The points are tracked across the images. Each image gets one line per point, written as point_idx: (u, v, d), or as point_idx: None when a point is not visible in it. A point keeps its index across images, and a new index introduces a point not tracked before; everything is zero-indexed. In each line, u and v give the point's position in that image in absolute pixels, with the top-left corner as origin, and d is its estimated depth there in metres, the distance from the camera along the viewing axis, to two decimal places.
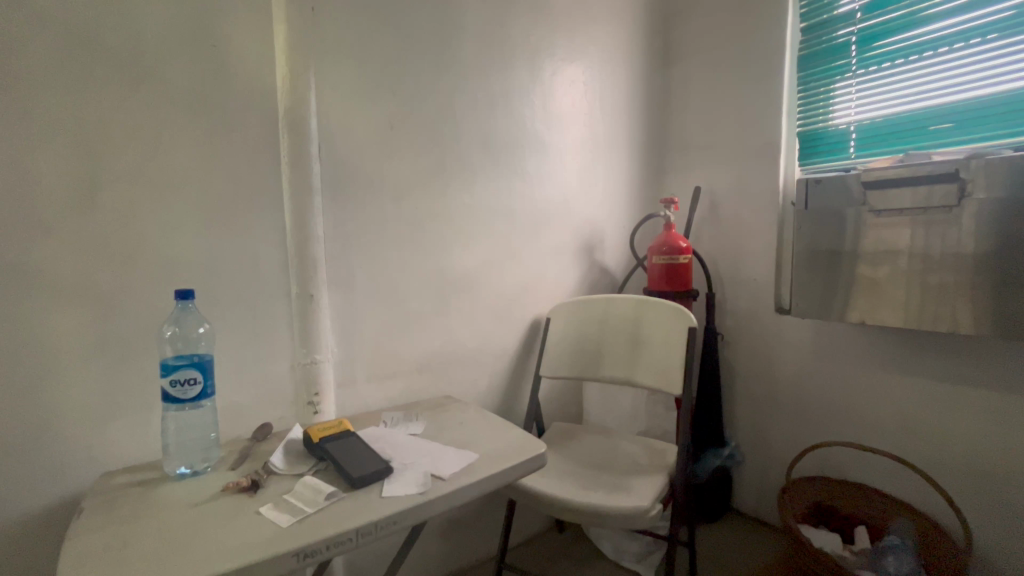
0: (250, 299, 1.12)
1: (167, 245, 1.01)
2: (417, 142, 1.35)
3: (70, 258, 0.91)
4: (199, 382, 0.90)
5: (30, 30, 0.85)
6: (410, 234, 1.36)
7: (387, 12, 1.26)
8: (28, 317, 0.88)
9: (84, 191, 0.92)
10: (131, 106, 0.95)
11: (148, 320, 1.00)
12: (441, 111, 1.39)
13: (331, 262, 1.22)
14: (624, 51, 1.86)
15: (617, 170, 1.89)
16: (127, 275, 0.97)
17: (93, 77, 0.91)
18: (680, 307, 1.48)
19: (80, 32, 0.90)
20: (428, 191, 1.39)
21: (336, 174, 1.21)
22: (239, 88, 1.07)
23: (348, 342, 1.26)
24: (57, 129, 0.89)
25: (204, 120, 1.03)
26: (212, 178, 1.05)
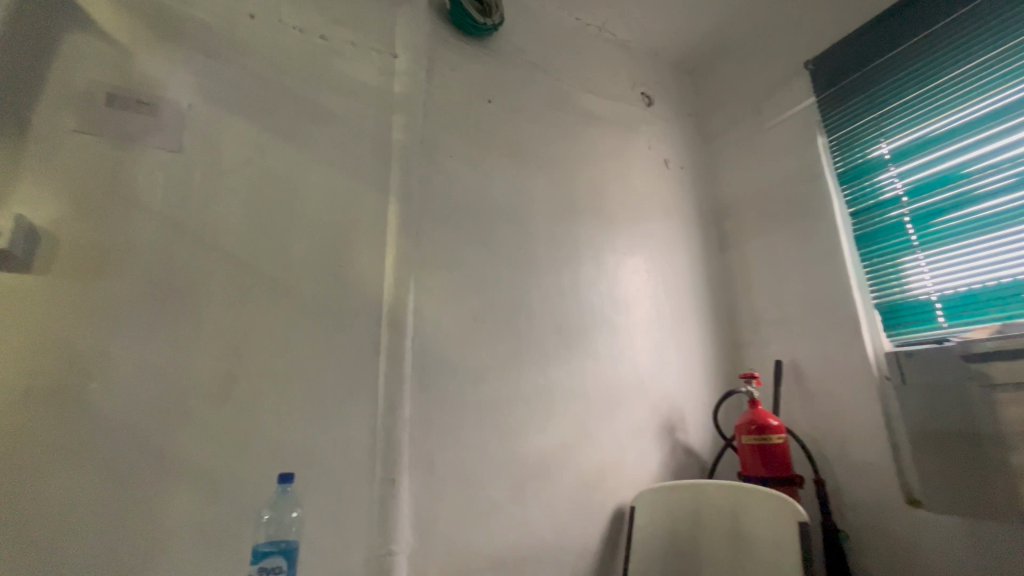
0: (338, 483, 1.18)
1: (278, 429, 1.14)
2: (496, 331, 1.50)
3: (200, 443, 1.06)
4: (282, 571, 0.97)
5: (218, 266, 1.16)
6: (487, 416, 1.42)
7: (474, 229, 1.55)
8: (153, 497, 0.99)
9: (224, 384, 1.11)
10: (273, 315, 1.20)
11: (250, 504, 1.07)
12: (517, 304, 1.57)
13: (413, 445, 1.28)
14: (681, 241, 2.06)
15: (689, 346, 1.92)
16: (240, 458, 1.09)
17: (251, 295, 1.18)
18: (781, 495, 1.32)
19: (250, 265, 1.20)
20: (506, 374, 1.48)
21: (424, 361, 1.36)
22: (354, 295, 1.31)
23: (424, 530, 1.24)
24: (218, 335, 1.13)
25: (324, 322, 1.25)
26: (322, 369, 1.22)
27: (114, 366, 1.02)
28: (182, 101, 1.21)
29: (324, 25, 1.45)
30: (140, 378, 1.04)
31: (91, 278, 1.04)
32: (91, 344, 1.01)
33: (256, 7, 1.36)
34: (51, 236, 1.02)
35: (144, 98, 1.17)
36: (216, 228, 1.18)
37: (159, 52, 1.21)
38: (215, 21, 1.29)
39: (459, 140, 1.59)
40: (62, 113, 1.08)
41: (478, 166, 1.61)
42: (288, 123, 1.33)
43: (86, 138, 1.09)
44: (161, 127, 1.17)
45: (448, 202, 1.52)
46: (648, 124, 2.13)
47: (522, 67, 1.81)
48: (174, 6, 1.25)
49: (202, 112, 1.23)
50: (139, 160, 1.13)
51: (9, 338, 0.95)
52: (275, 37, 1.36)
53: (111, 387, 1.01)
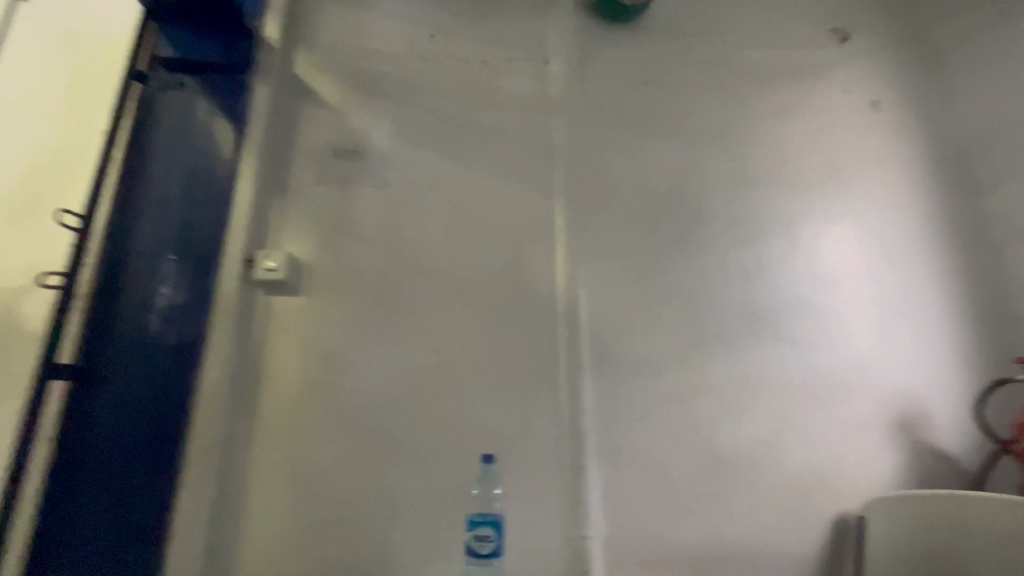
0: (532, 468, 1.27)
1: (477, 418, 1.28)
2: (674, 320, 1.44)
3: (419, 427, 1.26)
4: (492, 539, 1.11)
5: (419, 278, 1.37)
6: (672, 408, 1.37)
7: (640, 218, 1.51)
8: (391, 470, 1.22)
9: (433, 378, 1.30)
10: (465, 316, 1.36)
11: (461, 482, 1.24)
12: (695, 290, 1.47)
13: (598, 435, 1.32)
14: (905, 198, 1.67)
15: (929, 327, 1.54)
16: (450, 440, 1.26)
17: (446, 301, 1.36)
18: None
19: (444, 274, 1.38)
20: (689, 365, 1.41)
21: (602, 354, 1.38)
22: (531, 294, 1.40)
23: (615, 520, 1.26)
24: (424, 336, 1.33)
25: (507, 320, 1.37)
26: (510, 363, 1.34)
27: (355, 364, 1.29)
28: (382, 145, 1.46)
29: (483, 51, 1.59)
30: (374, 373, 1.29)
31: (335, 296, 1.33)
32: (339, 347, 1.29)
33: (429, 51, 1.56)
34: (308, 267, 1.34)
35: (357, 149, 1.45)
36: (416, 246, 1.39)
37: (363, 109, 1.48)
38: (400, 73, 1.53)
39: (618, 130, 1.58)
40: (306, 172, 1.41)
41: (639, 153, 1.57)
42: (462, 147, 1.49)
43: (322, 188, 1.41)
44: (369, 169, 1.44)
45: (611, 195, 1.51)
46: (844, 65, 1.78)
47: (678, 39, 1.70)
48: (371, 68, 1.52)
49: (397, 150, 1.46)
50: (357, 199, 1.41)
51: (290, 345, 1.28)
52: (445, 73, 1.55)
53: (354, 380, 1.27)
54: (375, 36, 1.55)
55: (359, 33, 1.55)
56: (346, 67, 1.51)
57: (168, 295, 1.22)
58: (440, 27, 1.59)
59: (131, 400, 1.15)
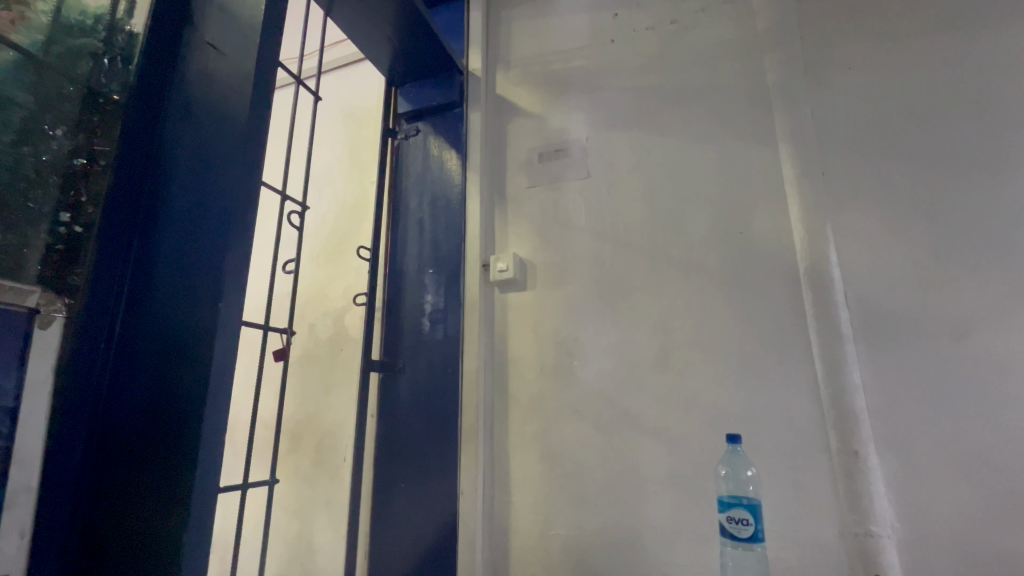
0: (788, 450, 1.14)
1: (714, 396, 1.22)
2: (979, 268, 1.10)
3: (654, 405, 1.27)
4: (750, 524, 1.05)
5: (634, 259, 1.37)
6: (992, 380, 1.04)
7: (904, 143, 1.20)
8: (633, 447, 1.27)
9: (661, 357, 1.29)
10: (688, 292, 1.30)
11: (707, 462, 1.20)
12: (1011, 222, 1.09)
13: (875, 416, 1.10)
14: None
15: None
16: (688, 419, 1.23)
17: (664, 278, 1.33)
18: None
19: (659, 252, 1.35)
20: (1014, 323, 1.05)
21: (869, 319, 1.15)
22: (761, 259, 1.26)
23: (916, 517, 1.04)
24: (647, 316, 1.33)
25: (737, 291, 1.26)
26: (746, 337, 1.23)
27: (584, 348, 1.37)
28: (581, 137, 1.52)
29: (671, 10, 1.50)
30: (603, 355, 1.35)
31: (558, 287, 1.44)
32: (568, 333, 1.40)
33: (614, 31, 1.56)
34: (532, 263, 1.49)
35: (560, 147, 1.54)
36: (627, 228, 1.40)
37: (559, 107, 1.57)
38: (588, 62, 1.56)
39: (855, 45, 1.29)
40: (520, 179, 1.57)
41: (891, 65, 1.25)
42: (661, 117, 1.44)
43: (534, 190, 1.54)
44: (573, 163, 1.51)
45: (856, 125, 1.25)
46: None
47: None
48: (561, 67, 1.60)
49: (597, 138, 1.50)
50: (565, 194, 1.50)
51: (527, 333, 1.44)
52: (633, 48, 1.52)
53: (586, 363, 1.36)
54: (561, 34, 1.62)
55: (546, 38, 1.64)
56: (540, 74, 1.62)
57: (432, 301, 1.51)
58: (621, 2, 1.57)
59: (419, 383, 1.47)
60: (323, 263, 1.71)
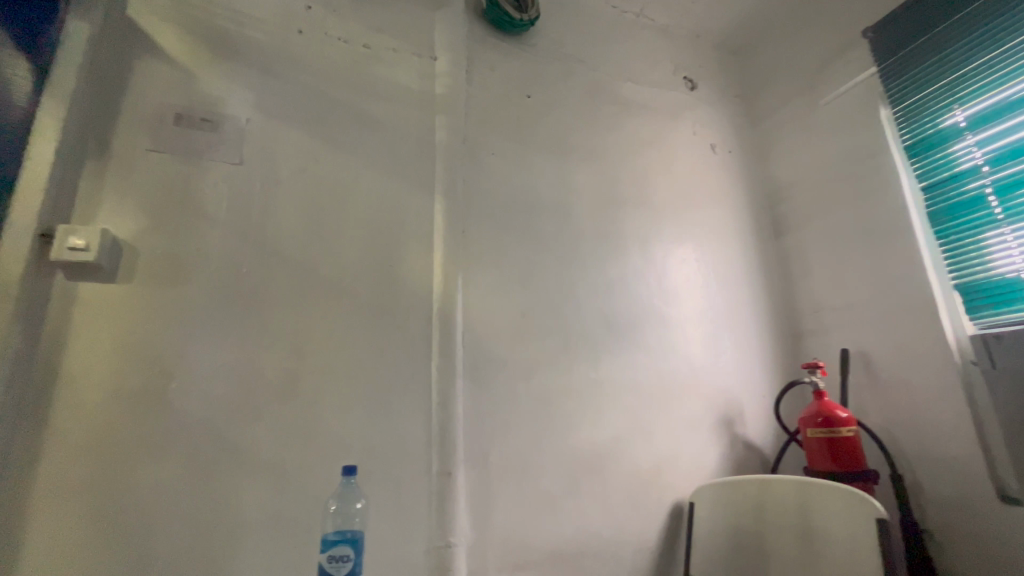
0: (397, 477, 1.21)
1: (338, 426, 1.19)
2: (544, 326, 1.50)
3: (269, 438, 1.12)
4: (350, 559, 1.03)
5: (277, 271, 1.22)
6: (539, 411, 1.42)
7: (518, 224, 1.55)
8: (231, 490, 1.06)
9: (288, 383, 1.17)
10: (331, 315, 1.25)
11: (318, 497, 1.13)
12: (565, 298, 1.56)
13: (468, 440, 1.31)
14: (731, 228, 1.97)
15: (745, 337, 1.84)
16: (306, 452, 1.14)
17: (309, 297, 1.24)
18: (869, 498, 1.22)
19: (309, 269, 1.26)
20: (556, 369, 1.48)
21: (477, 358, 1.38)
22: (405, 294, 1.34)
23: (482, 525, 1.26)
24: (281, 336, 1.19)
25: (379, 321, 1.29)
26: (379, 367, 1.26)
27: (190, 368, 1.10)
28: (241, 116, 1.29)
29: (366, 34, 1.50)
30: (214, 378, 1.11)
31: (167, 286, 1.12)
32: (169, 347, 1.09)
33: (304, 23, 1.42)
34: (132, 249, 1.11)
35: (208, 117, 1.25)
36: (277, 235, 1.24)
37: (218, 71, 1.29)
38: (267, 38, 1.36)
39: (501, 137, 1.60)
40: (137, 135, 1.18)
41: (519, 162, 1.61)
42: (337, 130, 1.38)
43: (157, 157, 1.18)
44: (222, 142, 1.25)
45: (491, 199, 1.53)
46: (692, 109, 2.06)
47: (558, 60, 1.79)
48: (230, 27, 1.33)
49: (260, 125, 1.30)
50: (203, 175, 1.21)
51: (100, 341, 1.04)
52: (322, 50, 1.42)
53: (188, 386, 1.09)
54: None
55: None
56: (197, 20, 1.30)
57: None
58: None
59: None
60: None
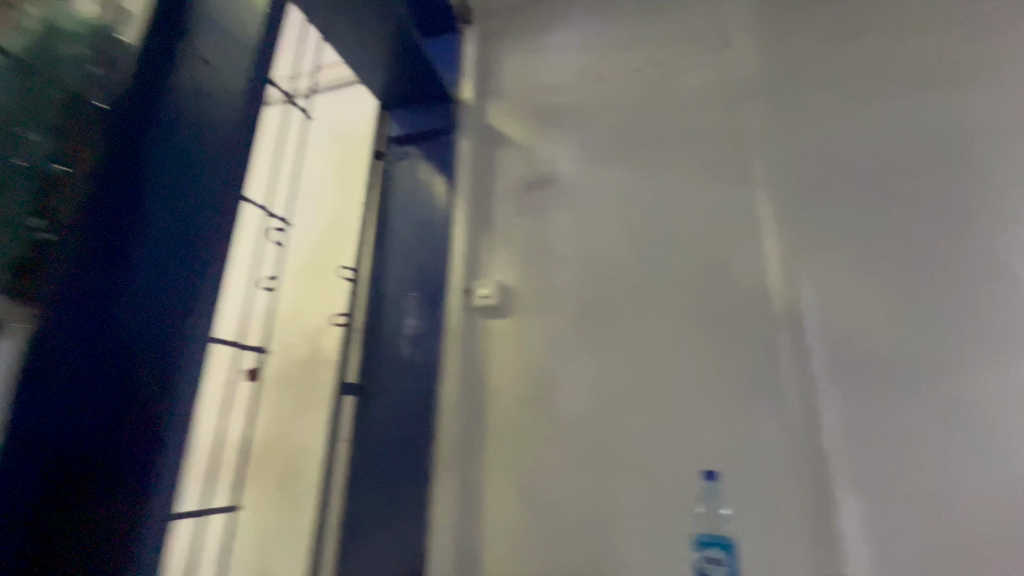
0: (763, 488, 1.14)
1: (692, 431, 1.22)
2: (947, 314, 1.14)
3: (632, 439, 1.26)
4: (725, 563, 1.12)
5: (616, 292, 1.39)
6: (958, 425, 1.07)
7: (875, 191, 1.26)
8: (609, 482, 1.25)
9: (640, 390, 1.29)
10: (667, 326, 1.32)
11: (683, 497, 1.19)
12: (975, 273, 1.15)
13: (850, 457, 1.11)
14: None
15: None
16: (665, 454, 1.23)
17: (646, 311, 1.35)
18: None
19: (641, 285, 1.37)
20: (978, 370, 1.09)
21: (843, 358, 1.17)
22: (741, 297, 1.28)
23: (886, 560, 1.05)
24: (628, 348, 1.33)
25: (716, 327, 1.28)
26: (725, 373, 1.24)
27: (564, 378, 1.36)
28: (569, 168, 1.55)
29: (658, 54, 1.56)
30: (582, 387, 1.34)
31: (540, 315, 1.44)
32: (548, 362, 1.39)
33: (602, 70, 1.61)
34: (514, 290, 1.49)
35: (546, 177, 1.57)
36: (610, 260, 1.42)
37: (548, 139, 1.60)
38: (578, 97, 1.61)
39: (829, 98, 1.36)
40: (505, 206, 1.59)
41: (862, 118, 1.32)
42: (646, 155, 1.48)
43: (520, 218, 1.56)
44: (559, 194, 1.54)
45: (830, 172, 1.30)
46: None
47: None
48: (551, 101, 1.64)
49: (583, 170, 1.53)
50: (550, 223, 1.52)
51: (507, 360, 1.44)
52: (620, 87, 1.57)
53: (564, 393, 1.35)
54: (551, 70, 1.68)
55: (537, 72, 1.69)
56: (529, 106, 1.66)
57: (414, 325, 1.51)
58: (610, 44, 1.63)
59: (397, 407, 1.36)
60: (303, 282, 1.67)
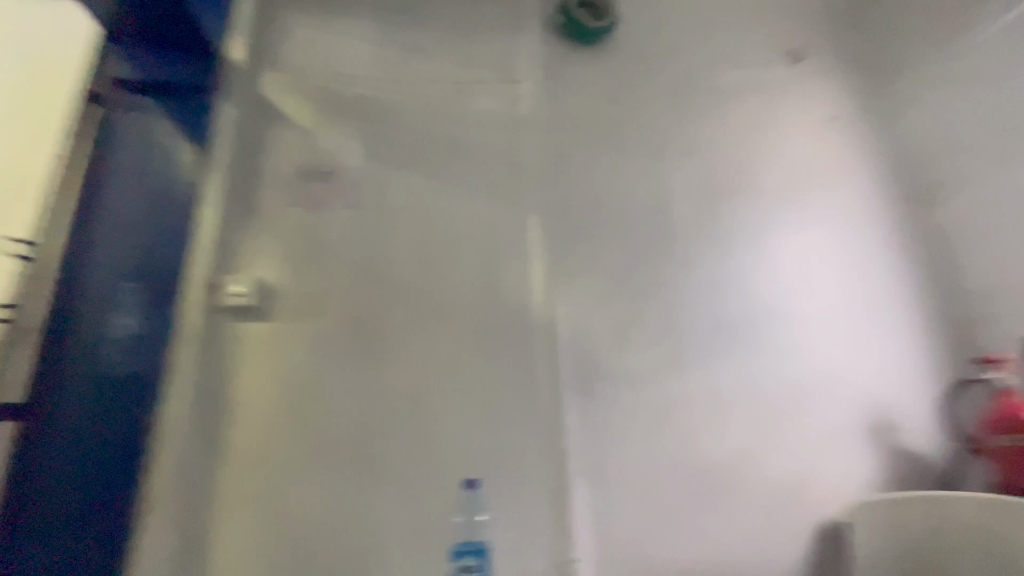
0: (515, 491, 1.23)
1: (458, 442, 1.25)
2: (656, 336, 1.44)
3: (398, 455, 1.22)
4: (476, 568, 1.17)
5: (394, 300, 1.35)
6: (659, 422, 1.36)
7: (614, 230, 1.52)
8: (372, 503, 1.18)
9: (410, 403, 1.26)
10: (443, 337, 1.33)
11: (444, 508, 1.20)
12: (675, 303, 1.48)
13: (585, 456, 1.30)
14: (863, 207, 1.73)
15: (894, 329, 1.60)
16: (431, 467, 1.22)
17: (424, 322, 1.34)
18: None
19: (421, 295, 1.36)
20: (671, 380, 1.40)
21: (583, 371, 1.37)
22: (511, 312, 1.38)
23: (603, 539, 1.24)
24: (401, 359, 1.30)
25: (487, 340, 1.35)
26: (491, 383, 1.31)
27: (327, 392, 1.24)
28: (353, 164, 1.45)
29: (454, 71, 1.61)
30: (349, 401, 1.24)
31: (307, 320, 1.29)
32: (312, 373, 1.25)
33: (399, 72, 1.57)
34: (277, 291, 1.31)
35: (327, 169, 1.44)
36: (390, 266, 1.37)
37: (332, 129, 1.48)
38: (370, 91, 1.53)
39: (589, 146, 1.59)
40: (274, 194, 1.39)
41: (610, 167, 1.58)
42: (434, 165, 1.49)
43: (292, 209, 1.39)
44: (341, 191, 1.42)
45: (586, 209, 1.52)
46: (800, 84, 1.85)
47: (643, 59, 1.74)
48: (341, 90, 1.51)
49: (370, 170, 1.46)
50: (327, 221, 1.39)
51: (258, 371, 1.23)
52: (416, 93, 1.56)
53: (329, 407, 1.23)
54: (344, 56, 1.55)
55: (327, 54, 1.54)
56: (315, 88, 1.50)
57: (126, 325, 1.16)
58: (408, 47, 1.61)
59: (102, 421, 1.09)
60: None
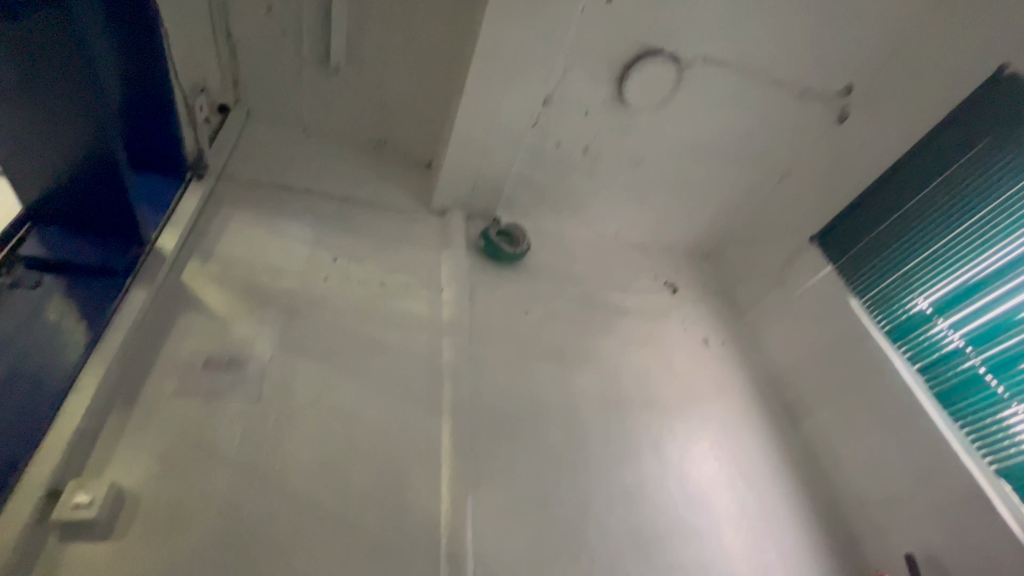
0: None
1: None
2: (568, 553, 1.36)
3: None
4: None
5: (278, 512, 1.19)
6: None
7: (525, 433, 1.54)
8: None
9: None
10: (333, 560, 1.16)
11: None
12: (585, 514, 1.45)
13: None
14: (743, 417, 1.93)
15: (791, 543, 1.65)
16: None
17: (312, 541, 1.17)
18: None
19: (314, 505, 1.22)
20: None
21: None
22: (413, 526, 1.27)
23: None
24: None
25: (382, 564, 1.19)
26: None
27: None
28: (264, 355, 1.42)
29: (382, 275, 1.75)
30: None
31: (165, 539, 1.09)
32: None
33: (329, 271, 1.69)
34: (136, 500, 1.11)
35: (234, 359, 1.39)
36: (282, 469, 1.25)
37: (250, 319, 1.48)
38: (298, 288, 1.60)
39: (504, 350, 1.72)
40: (166, 383, 1.29)
41: (522, 372, 1.68)
42: (350, 361, 1.50)
43: (182, 401, 1.27)
44: (244, 382, 1.35)
45: (499, 411, 1.56)
46: (678, 308, 2.21)
47: (551, 279, 2.04)
48: (268, 285, 1.58)
49: (281, 362, 1.43)
50: (221, 414, 1.28)
51: None
52: (343, 291, 1.65)
53: None
54: (277, 256, 1.66)
55: (260, 253, 1.65)
56: (242, 282, 1.55)
57: None
58: (342, 252, 1.76)
59: None
60: None
